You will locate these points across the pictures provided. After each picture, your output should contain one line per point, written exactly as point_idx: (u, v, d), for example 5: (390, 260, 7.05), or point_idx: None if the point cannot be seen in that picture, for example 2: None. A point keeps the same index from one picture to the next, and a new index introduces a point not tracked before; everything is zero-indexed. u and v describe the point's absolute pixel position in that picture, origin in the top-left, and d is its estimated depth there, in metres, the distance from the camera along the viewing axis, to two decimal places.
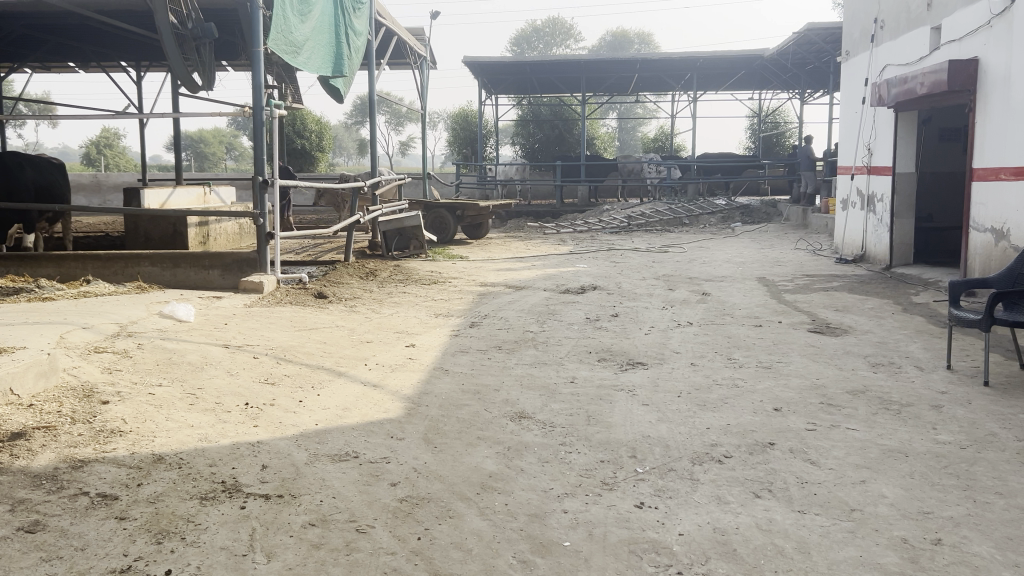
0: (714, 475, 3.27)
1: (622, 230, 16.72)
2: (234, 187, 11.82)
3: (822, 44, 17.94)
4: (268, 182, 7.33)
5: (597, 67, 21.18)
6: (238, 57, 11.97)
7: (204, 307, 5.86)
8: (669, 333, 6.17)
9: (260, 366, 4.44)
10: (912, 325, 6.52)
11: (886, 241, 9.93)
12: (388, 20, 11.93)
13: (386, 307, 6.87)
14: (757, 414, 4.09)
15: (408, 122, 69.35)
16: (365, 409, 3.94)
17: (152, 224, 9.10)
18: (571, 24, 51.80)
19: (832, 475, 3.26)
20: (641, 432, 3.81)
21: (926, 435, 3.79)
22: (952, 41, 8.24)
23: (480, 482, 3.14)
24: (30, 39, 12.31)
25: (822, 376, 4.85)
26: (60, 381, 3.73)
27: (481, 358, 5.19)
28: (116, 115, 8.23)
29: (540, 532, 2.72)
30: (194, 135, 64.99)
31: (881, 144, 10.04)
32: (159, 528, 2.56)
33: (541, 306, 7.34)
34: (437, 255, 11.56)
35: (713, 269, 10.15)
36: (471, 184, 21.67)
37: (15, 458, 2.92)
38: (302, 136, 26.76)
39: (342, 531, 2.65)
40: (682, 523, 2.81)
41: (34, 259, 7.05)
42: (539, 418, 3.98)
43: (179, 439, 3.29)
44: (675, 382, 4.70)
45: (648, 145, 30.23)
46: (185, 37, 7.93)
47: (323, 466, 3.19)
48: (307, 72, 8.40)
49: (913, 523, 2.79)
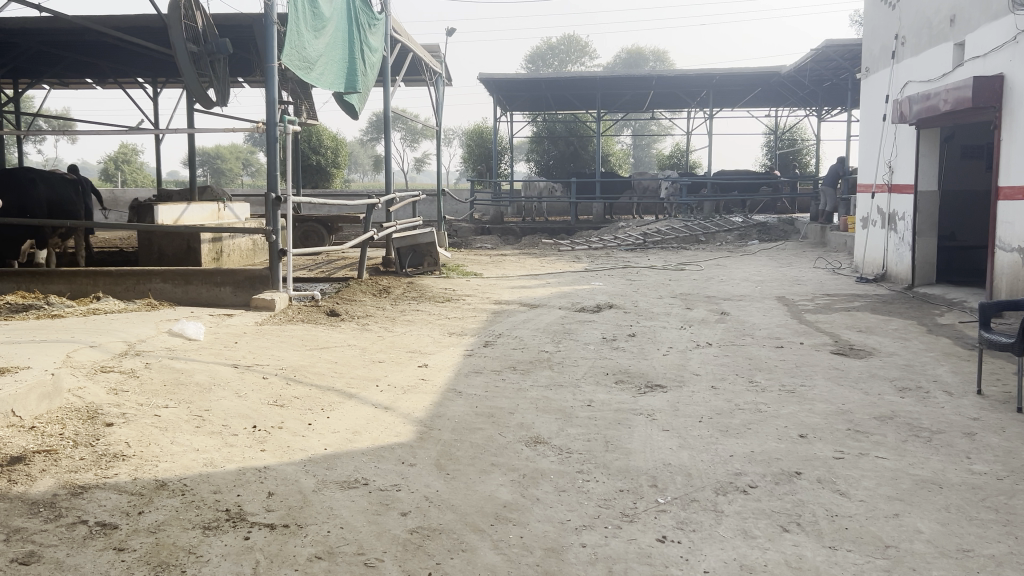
0: (739, 507, 3.12)
1: (637, 247, 16.57)
2: (248, 204, 11.80)
3: (840, 61, 17.80)
4: (280, 199, 7.24)
5: (612, 83, 21.12)
6: (253, 73, 12.00)
7: (214, 326, 5.78)
8: (688, 354, 6.03)
9: (269, 387, 4.33)
10: (938, 347, 6.33)
11: (908, 261, 9.73)
12: (404, 36, 11.89)
13: (399, 326, 6.76)
14: (782, 441, 3.94)
15: (423, 138, 69.65)
16: (376, 433, 3.83)
17: (165, 241, 9.07)
18: (586, 42, 52.21)
19: (863, 508, 3.10)
20: (661, 459, 3.66)
21: (960, 464, 3.62)
22: (976, 57, 8.08)
23: (493, 512, 3.01)
24: (49, 55, 12.43)
25: (848, 401, 4.68)
26: (64, 403, 3.64)
27: (495, 380, 5.07)
28: (131, 131, 8.21)
29: (557, 568, 2.59)
30: (211, 151, 65.68)
31: (903, 162, 9.88)
32: (158, 560, 2.44)
33: (557, 325, 7.20)
34: (452, 272, 11.45)
35: (731, 288, 9.99)
36: (485, 201, 21.62)
37: (13, 484, 2.81)
38: (317, 152, 26.92)
39: (349, 565, 2.53)
40: (706, 560, 2.67)
41: (45, 275, 7.01)
42: (555, 443, 3.85)
43: (184, 464, 3.19)
44: (696, 406, 4.54)
45: (664, 161, 30.19)
46: (200, 54, 7.91)
47: (331, 494, 3.07)
48: (320, 87, 8.36)
49: (953, 562, 2.64)
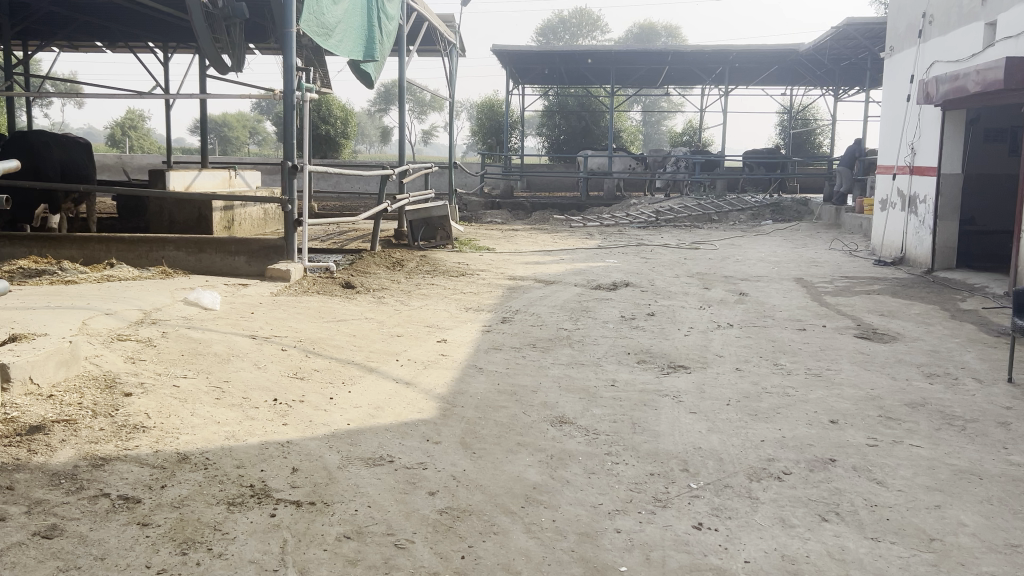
0: (775, 494, 3.03)
1: (649, 225, 16.36)
2: (259, 172, 11.63)
3: (860, 40, 17.46)
4: (297, 167, 7.08)
5: (627, 57, 20.78)
6: (266, 38, 11.79)
7: (229, 295, 5.68)
8: (709, 335, 5.93)
9: (288, 359, 4.25)
10: (963, 333, 6.22)
11: (929, 244, 9.56)
12: (421, 5, 11.66)
13: (415, 299, 6.66)
14: (813, 426, 3.84)
15: (431, 110, 69.20)
16: (399, 409, 3.75)
17: (177, 207, 9.00)
18: (599, 16, 51.59)
19: (903, 498, 3.01)
20: (691, 443, 3.57)
21: (997, 455, 3.53)
22: (1008, 37, 7.85)
23: (523, 493, 2.93)
24: (60, 17, 12.26)
25: (876, 387, 4.59)
26: (81, 371, 3.55)
27: (516, 357, 4.98)
28: (144, 96, 8.09)
29: (593, 554, 2.51)
30: (219, 119, 65.24)
31: (926, 144, 9.70)
32: (183, 536, 2.37)
33: (574, 302, 7.09)
34: (465, 246, 11.31)
35: (748, 268, 9.86)
36: (495, 174, 21.38)
37: (32, 455, 2.74)
38: (326, 122, 26.69)
39: (380, 546, 2.45)
40: (746, 549, 2.59)
41: (56, 240, 6.92)
42: (581, 423, 3.77)
43: (205, 437, 3.11)
44: (722, 389, 4.46)
45: (676, 138, 29.90)
46: (216, 20, 7.75)
47: (356, 471, 2.99)
48: (339, 55, 8.20)
49: (1002, 558, 2.55)
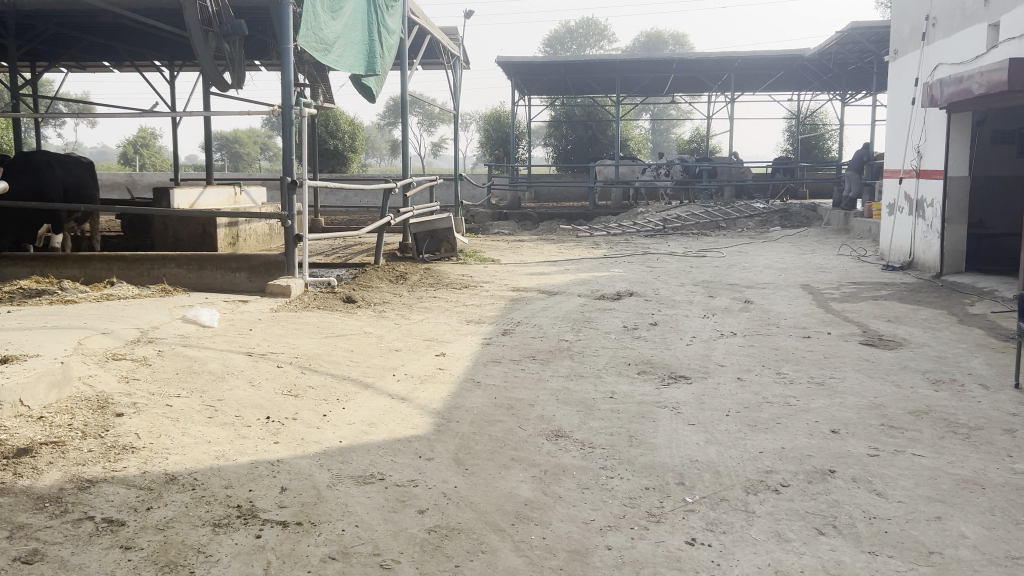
0: (771, 508, 2.97)
1: (657, 234, 16.29)
2: (263, 189, 11.67)
3: (865, 44, 17.38)
4: (297, 183, 7.09)
5: (631, 66, 20.78)
6: (269, 54, 11.87)
7: (228, 312, 5.68)
8: (711, 345, 5.87)
9: (284, 376, 4.23)
10: (970, 337, 6.13)
11: (937, 248, 9.46)
12: (422, 18, 11.70)
13: (416, 313, 6.63)
14: (813, 437, 3.78)
15: (439, 122, 69.49)
16: (393, 425, 3.72)
17: (181, 225, 9.03)
18: (604, 25, 51.75)
19: (903, 510, 2.95)
20: (688, 455, 3.52)
21: (1001, 463, 3.46)
22: (1011, 38, 7.78)
23: (514, 511, 2.89)
24: (66, 38, 12.39)
25: (879, 395, 4.52)
26: (73, 392, 3.55)
27: (515, 370, 4.93)
28: (147, 115, 8.13)
29: (582, 572, 2.46)
30: (230, 135, 65.73)
31: (932, 147, 9.61)
32: (166, 559, 2.35)
33: (576, 313, 7.04)
34: (470, 258, 11.28)
35: (754, 275, 9.79)
36: (502, 185, 21.38)
37: (18, 478, 2.73)
38: (334, 136, 26.80)
39: (365, 567, 2.41)
40: (739, 565, 2.53)
41: (59, 260, 6.96)
42: (577, 437, 3.72)
43: (195, 457, 3.09)
44: (722, 399, 4.40)
45: (683, 146, 29.87)
46: (215, 38, 7.79)
47: (346, 489, 2.96)
48: (339, 70, 8.22)
49: (1002, 571, 2.49)
